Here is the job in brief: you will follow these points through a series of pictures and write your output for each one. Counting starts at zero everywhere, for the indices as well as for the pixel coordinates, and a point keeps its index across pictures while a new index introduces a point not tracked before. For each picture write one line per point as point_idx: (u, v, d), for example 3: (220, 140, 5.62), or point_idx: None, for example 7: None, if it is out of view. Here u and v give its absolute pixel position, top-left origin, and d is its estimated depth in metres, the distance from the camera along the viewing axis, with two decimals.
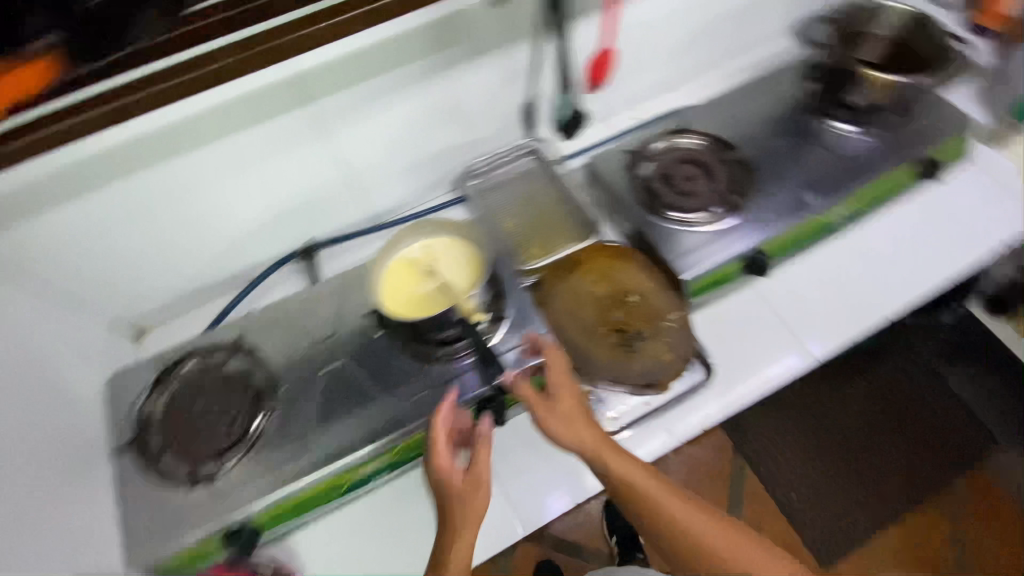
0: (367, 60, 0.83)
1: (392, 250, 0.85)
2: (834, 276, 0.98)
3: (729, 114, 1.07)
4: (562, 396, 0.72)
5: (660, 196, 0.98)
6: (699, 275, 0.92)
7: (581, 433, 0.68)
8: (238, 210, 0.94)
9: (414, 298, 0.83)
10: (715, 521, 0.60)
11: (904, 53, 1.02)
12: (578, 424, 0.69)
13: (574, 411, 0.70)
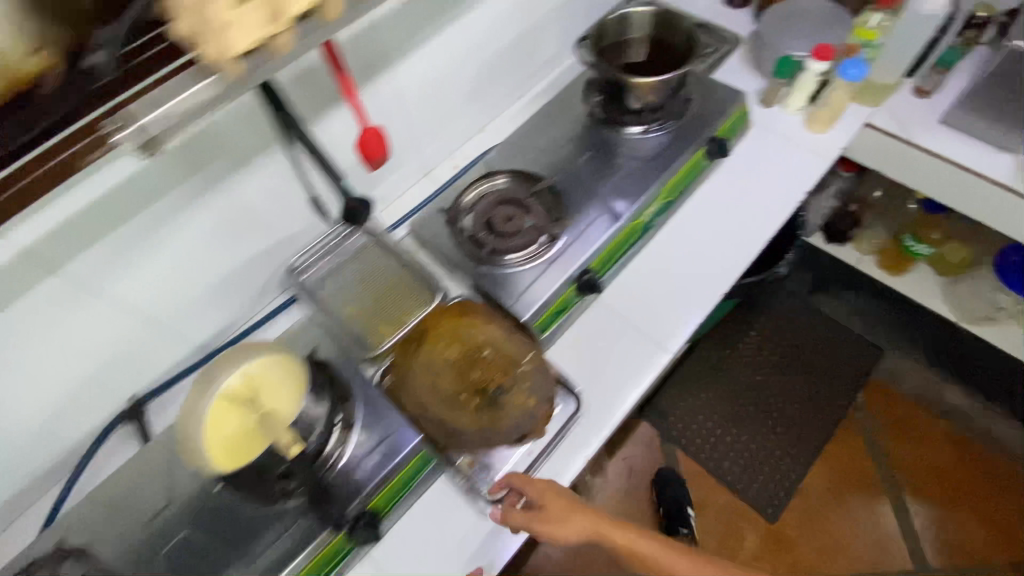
0: (115, 206, 0.75)
1: (224, 377, 0.71)
2: (680, 258, 1.02)
3: (530, 144, 1.09)
4: (552, 498, 0.80)
5: (483, 244, 0.97)
6: (538, 312, 0.92)
7: (577, 524, 0.80)
8: (21, 399, 0.82)
9: (231, 434, 0.70)
10: (669, 549, 0.84)
11: (664, 51, 1.07)
12: (572, 515, 0.80)
13: (563, 510, 0.80)
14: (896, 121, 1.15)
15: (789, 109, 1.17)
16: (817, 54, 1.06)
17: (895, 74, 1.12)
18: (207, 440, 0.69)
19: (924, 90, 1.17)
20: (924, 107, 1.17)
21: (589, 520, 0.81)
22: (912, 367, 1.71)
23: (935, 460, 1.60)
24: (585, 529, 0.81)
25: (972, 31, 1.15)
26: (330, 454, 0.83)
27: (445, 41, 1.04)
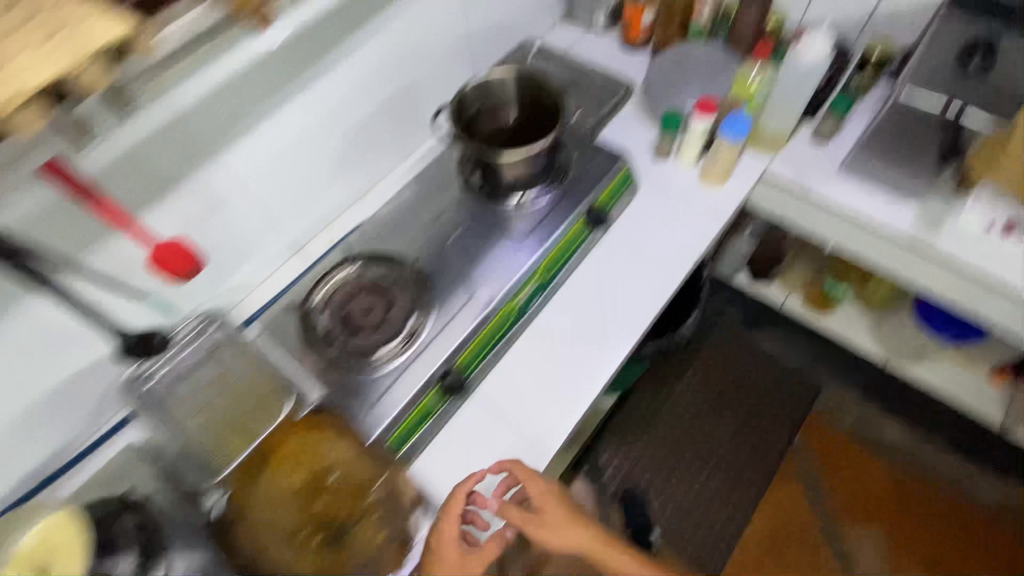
0: None
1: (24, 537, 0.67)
2: (580, 339, 0.94)
3: (397, 221, 0.98)
4: (552, 508, 0.80)
5: (336, 342, 0.88)
6: (394, 420, 0.83)
7: (573, 535, 0.81)
8: None
9: None
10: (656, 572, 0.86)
11: (536, 113, 0.99)
12: (564, 530, 0.80)
13: (560, 522, 0.80)
14: (793, 170, 1.09)
15: (685, 163, 1.10)
16: (699, 111, 1.01)
17: (788, 122, 1.04)
18: None
19: (820, 134, 1.10)
20: (824, 153, 1.10)
21: (588, 534, 0.81)
22: (850, 399, 1.64)
23: (874, 493, 1.55)
24: (576, 543, 0.82)
25: (868, 68, 1.09)
26: None
27: (291, 117, 0.94)
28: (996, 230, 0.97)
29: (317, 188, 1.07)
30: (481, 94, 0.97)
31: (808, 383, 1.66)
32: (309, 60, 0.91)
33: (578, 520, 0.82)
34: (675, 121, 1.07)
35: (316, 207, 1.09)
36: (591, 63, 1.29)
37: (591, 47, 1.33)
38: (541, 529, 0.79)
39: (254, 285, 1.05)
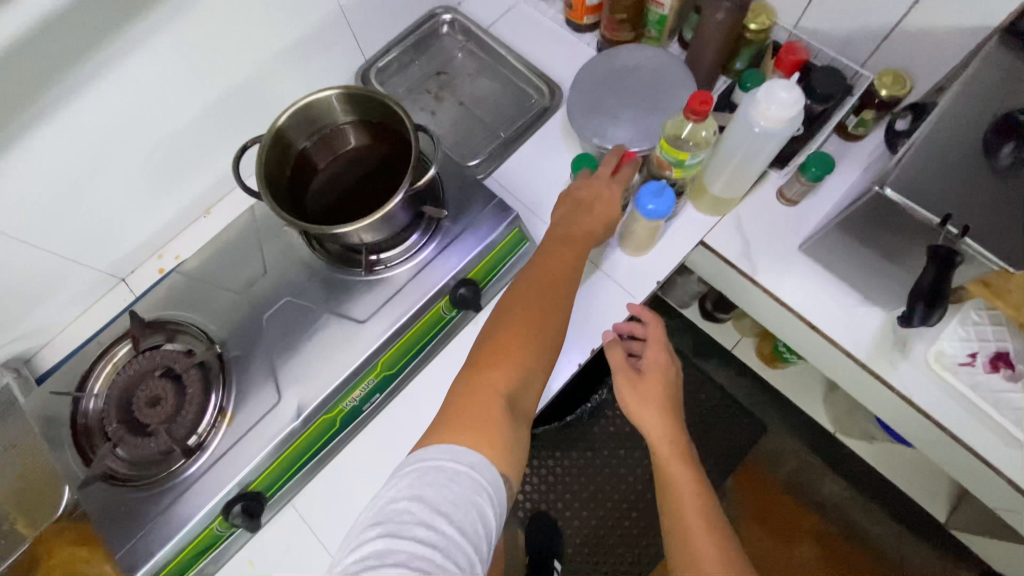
0: None
1: None
2: None
3: (210, 280, 0.80)
4: (654, 372, 0.72)
5: (104, 447, 0.71)
6: (159, 562, 0.67)
7: (651, 418, 0.69)
8: None
9: None
10: (721, 539, 0.62)
11: (389, 151, 0.74)
12: (653, 409, 0.69)
13: (654, 391, 0.71)
14: (739, 240, 0.85)
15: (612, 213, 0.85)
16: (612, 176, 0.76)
17: (741, 184, 0.79)
18: None
19: (786, 196, 0.84)
20: (786, 220, 0.85)
21: (661, 422, 0.69)
22: (793, 449, 1.44)
23: (798, 560, 1.39)
24: (654, 436, 0.68)
25: (868, 110, 0.81)
26: None
27: (61, 135, 0.70)
28: (975, 364, 0.73)
29: (132, 210, 0.86)
30: (306, 122, 0.72)
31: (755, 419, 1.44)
32: (59, 61, 0.64)
33: (668, 409, 0.70)
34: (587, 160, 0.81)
35: (136, 231, 0.89)
36: (516, 50, 0.99)
37: (523, 24, 1.01)
38: (633, 396, 0.70)
39: (65, 326, 0.90)
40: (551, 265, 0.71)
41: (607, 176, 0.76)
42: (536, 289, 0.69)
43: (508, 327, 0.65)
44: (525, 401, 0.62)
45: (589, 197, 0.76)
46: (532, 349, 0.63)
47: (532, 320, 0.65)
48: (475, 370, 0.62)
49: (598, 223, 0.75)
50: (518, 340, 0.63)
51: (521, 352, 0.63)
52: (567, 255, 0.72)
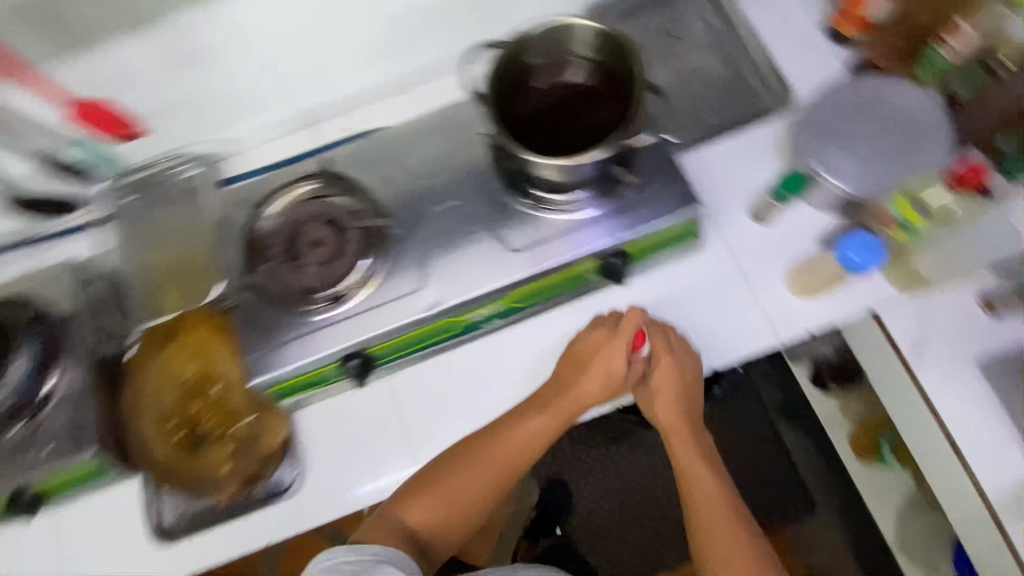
0: None
1: None
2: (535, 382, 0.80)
3: (394, 157, 0.84)
4: (669, 382, 0.74)
5: (270, 264, 0.80)
6: (275, 378, 0.76)
7: (670, 414, 0.74)
8: None
9: None
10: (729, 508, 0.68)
11: (606, 96, 0.72)
12: (671, 404, 0.74)
13: (671, 395, 0.74)
14: (915, 327, 0.77)
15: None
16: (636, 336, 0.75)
17: (948, 273, 0.76)
18: None
19: (993, 306, 0.75)
20: (977, 329, 0.76)
21: (678, 422, 0.73)
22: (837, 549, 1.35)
23: None
24: (671, 425, 0.74)
25: None
26: (38, 406, 0.79)
27: None
28: None
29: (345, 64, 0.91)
30: (545, 44, 0.72)
31: (807, 500, 1.38)
32: None
33: (691, 403, 0.75)
34: (798, 184, 0.78)
35: (341, 84, 0.94)
36: (760, 37, 0.91)
37: (777, 13, 0.92)
38: (657, 401, 0.74)
39: (258, 144, 0.97)
40: (517, 431, 0.71)
41: (597, 363, 0.74)
42: (495, 441, 0.71)
43: (465, 461, 0.70)
44: (439, 542, 0.68)
45: (586, 371, 0.74)
46: (473, 487, 0.68)
47: (487, 472, 0.70)
48: (423, 497, 0.68)
49: (575, 396, 0.74)
50: (483, 477, 0.69)
51: (472, 485, 0.69)
52: (539, 420, 0.72)
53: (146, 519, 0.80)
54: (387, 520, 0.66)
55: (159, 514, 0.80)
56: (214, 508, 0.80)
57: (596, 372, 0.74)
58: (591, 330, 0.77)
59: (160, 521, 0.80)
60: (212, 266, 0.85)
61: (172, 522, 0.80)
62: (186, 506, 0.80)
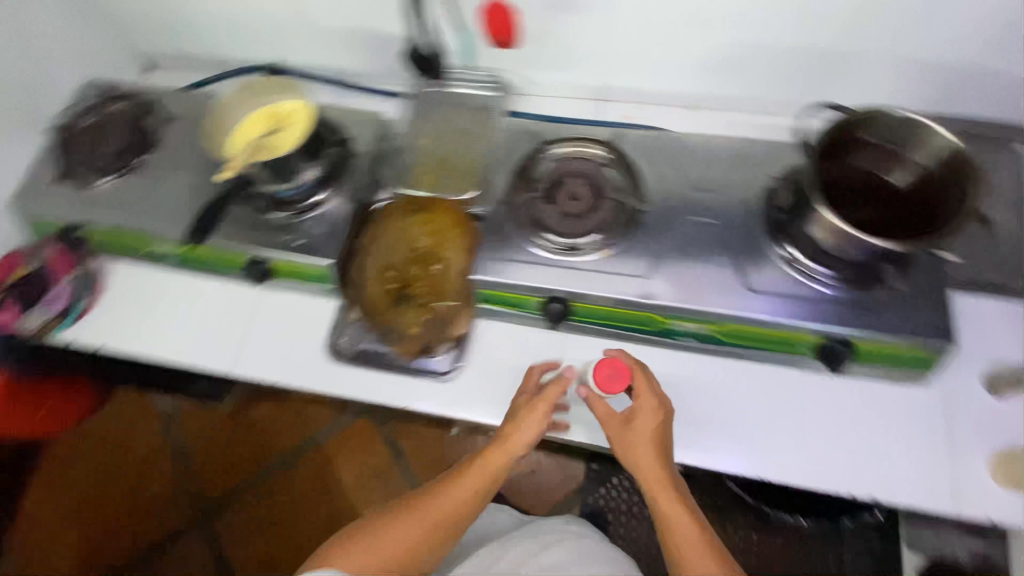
0: None
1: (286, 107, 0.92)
2: (699, 411, 0.82)
3: (673, 158, 0.88)
4: (648, 431, 0.72)
5: (531, 193, 0.89)
6: (492, 283, 0.85)
7: (648, 464, 0.70)
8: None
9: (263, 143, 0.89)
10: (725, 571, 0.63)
11: (916, 207, 0.76)
12: (649, 454, 0.70)
13: (643, 442, 0.71)
14: None
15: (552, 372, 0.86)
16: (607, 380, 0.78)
17: None
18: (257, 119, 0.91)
19: None
20: None
21: (656, 473, 0.69)
22: None
23: None
24: (649, 476, 0.69)
25: None
26: (304, 205, 0.94)
27: None
28: None
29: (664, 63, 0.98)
30: (889, 132, 0.76)
31: None
32: None
33: (670, 459, 0.71)
34: None
35: (644, 78, 1.01)
36: None
37: None
38: (639, 448, 0.71)
39: (552, 94, 1.07)
40: (472, 480, 0.72)
41: (538, 425, 0.75)
42: (459, 487, 0.72)
43: (440, 490, 0.72)
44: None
45: (503, 439, 0.74)
46: (434, 522, 0.70)
47: (433, 515, 0.70)
48: (380, 526, 0.70)
49: (513, 455, 0.74)
50: (439, 512, 0.70)
51: (431, 523, 0.70)
52: (480, 462, 0.73)
53: (328, 334, 0.94)
54: (352, 547, 0.68)
55: (344, 337, 0.93)
56: (384, 356, 0.91)
57: (533, 426, 0.75)
58: (535, 399, 0.77)
59: (335, 343, 0.93)
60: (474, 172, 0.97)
61: (348, 348, 0.92)
62: (366, 343, 0.92)
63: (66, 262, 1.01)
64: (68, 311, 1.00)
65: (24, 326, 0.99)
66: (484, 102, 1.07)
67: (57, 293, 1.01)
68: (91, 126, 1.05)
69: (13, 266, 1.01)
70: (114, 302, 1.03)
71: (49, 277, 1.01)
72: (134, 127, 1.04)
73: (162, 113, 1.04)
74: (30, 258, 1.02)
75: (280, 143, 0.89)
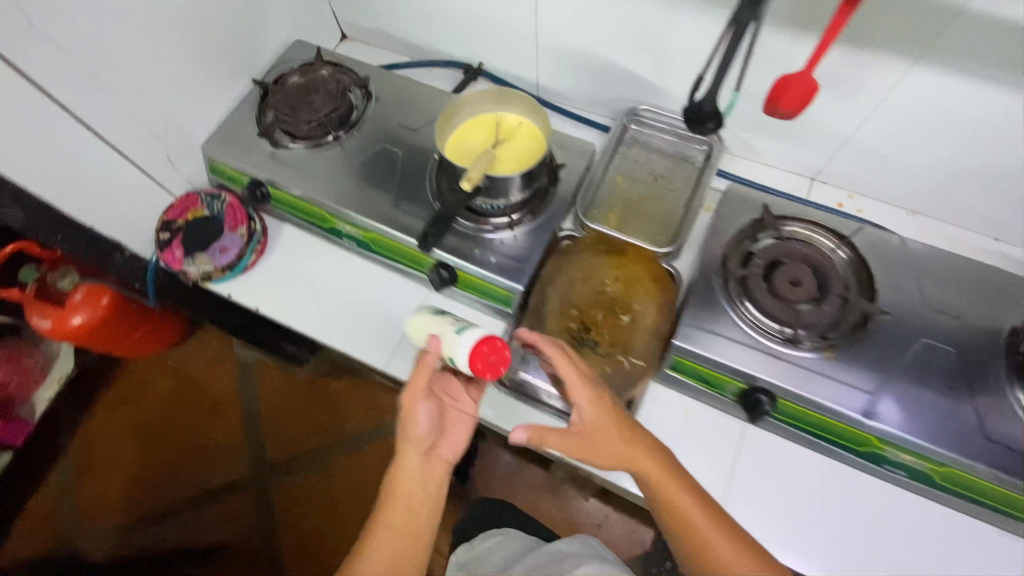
0: None
1: (511, 120, 0.90)
2: (877, 542, 0.77)
3: (915, 269, 0.81)
4: (594, 412, 0.68)
5: (749, 269, 0.83)
6: (694, 357, 0.79)
7: (606, 442, 0.69)
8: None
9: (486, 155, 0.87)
10: (725, 531, 0.68)
11: None
12: (610, 433, 0.69)
13: (597, 424, 0.69)
14: None
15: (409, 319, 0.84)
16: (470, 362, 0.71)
17: None
18: (481, 126, 0.90)
19: None
20: None
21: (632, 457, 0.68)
22: None
23: None
24: (620, 453, 0.69)
25: None
26: (491, 222, 0.90)
27: (1008, 102, 0.75)
28: None
29: (904, 165, 0.91)
30: None
31: None
32: None
33: (623, 427, 0.69)
34: None
35: (870, 171, 0.95)
36: None
37: None
38: (598, 429, 0.68)
39: (762, 163, 1.03)
40: (404, 505, 0.70)
41: (425, 409, 0.72)
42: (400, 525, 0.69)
43: (389, 506, 0.70)
44: None
45: (404, 456, 0.71)
46: (400, 538, 0.68)
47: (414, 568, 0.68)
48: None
49: (413, 470, 0.71)
50: (408, 527, 0.69)
51: (402, 538, 0.69)
52: (411, 464, 0.71)
53: (493, 359, 0.92)
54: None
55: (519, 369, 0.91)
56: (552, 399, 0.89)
57: (417, 412, 0.72)
58: (402, 395, 0.72)
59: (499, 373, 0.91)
60: (672, 233, 0.96)
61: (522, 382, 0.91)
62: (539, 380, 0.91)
63: (239, 214, 1.01)
64: (232, 265, 0.99)
65: (188, 267, 0.99)
66: (689, 156, 1.04)
67: (226, 244, 1.00)
68: (294, 86, 1.04)
69: (190, 206, 1.01)
70: (275, 266, 1.03)
71: (219, 225, 1.01)
72: (334, 98, 1.02)
73: (366, 89, 1.03)
74: (208, 202, 1.02)
75: (503, 157, 0.87)
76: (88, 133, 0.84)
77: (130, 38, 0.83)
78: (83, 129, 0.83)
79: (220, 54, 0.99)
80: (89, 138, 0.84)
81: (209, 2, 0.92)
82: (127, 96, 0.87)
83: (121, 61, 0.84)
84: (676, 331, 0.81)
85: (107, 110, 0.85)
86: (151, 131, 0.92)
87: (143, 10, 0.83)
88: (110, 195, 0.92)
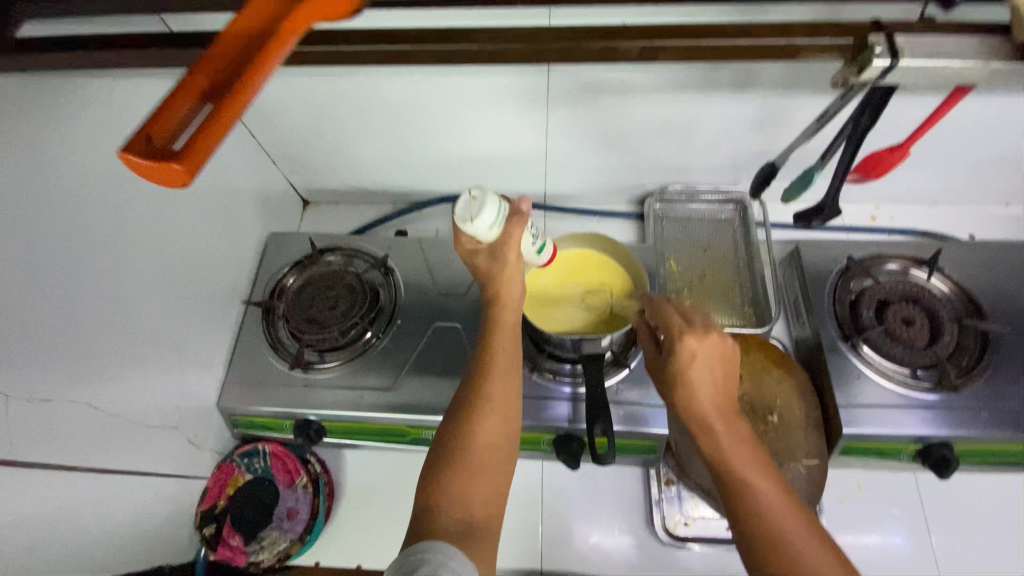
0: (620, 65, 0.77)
1: (597, 258, 0.81)
2: None
3: (996, 270, 0.85)
4: (703, 349, 0.60)
5: (866, 325, 0.82)
6: (861, 436, 0.76)
7: (702, 382, 0.59)
8: (446, 142, 0.95)
9: (577, 306, 0.77)
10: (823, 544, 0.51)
11: None
12: (705, 377, 0.59)
13: (701, 358, 0.60)
14: None
15: (490, 204, 0.58)
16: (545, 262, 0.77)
17: None
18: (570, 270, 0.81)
19: None
20: None
21: (717, 410, 0.58)
22: None
23: None
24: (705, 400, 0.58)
25: None
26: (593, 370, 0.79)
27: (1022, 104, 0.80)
28: None
29: (924, 171, 0.96)
30: None
31: None
32: None
33: (722, 375, 0.60)
34: None
35: (893, 184, 0.99)
36: None
37: None
38: (695, 365, 0.59)
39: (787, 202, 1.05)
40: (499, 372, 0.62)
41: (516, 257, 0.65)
42: (492, 409, 0.59)
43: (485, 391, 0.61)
44: (478, 507, 0.54)
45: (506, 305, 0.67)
46: (495, 422, 0.59)
47: (480, 452, 0.57)
48: (450, 482, 0.54)
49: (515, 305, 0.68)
50: (505, 409, 0.60)
51: (494, 429, 0.58)
52: (507, 341, 0.65)
53: (653, 514, 0.84)
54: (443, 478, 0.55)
55: (686, 509, 0.84)
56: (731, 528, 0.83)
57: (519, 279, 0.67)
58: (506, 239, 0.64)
59: (667, 527, 0.83)
60: (753, 308, 0.93)
61: (695, 524, 0.83)
62: (709, 513, 0.84)
63: (290, 462, 0.84)
64: (310, 528, 0.81)
65: (258, 554, 0.79)
66: (722, 219, 1.02)
67: (292, 506, 0.83)
68: (299, 291, 0.89)
69: (228, 478, 0.82)
70: (356, 500, 0.88)
71: (273, 486, 0.83)
72: (354, 290, 0.89)
73: (383, 267, 0.91)
74: (246, 463, 0.84)
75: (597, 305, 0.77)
76: (106, 473, 0.64)
77: (124, 336, 0.66)
78: (95, 475, 0.62)
79: (211, 293, 0.82)
80: (110, 478, 0.65)
81: (185, 247, 0.76)
82: (134, 402, 0.68)
83: (118, 368, 0.65)
84: (836, 416, 0.78)
85: (117, 432, 0.65)
86: (169, 423, 0.73)
87: (123, 299, 0.66)
88: (144, 521, 0.71)
